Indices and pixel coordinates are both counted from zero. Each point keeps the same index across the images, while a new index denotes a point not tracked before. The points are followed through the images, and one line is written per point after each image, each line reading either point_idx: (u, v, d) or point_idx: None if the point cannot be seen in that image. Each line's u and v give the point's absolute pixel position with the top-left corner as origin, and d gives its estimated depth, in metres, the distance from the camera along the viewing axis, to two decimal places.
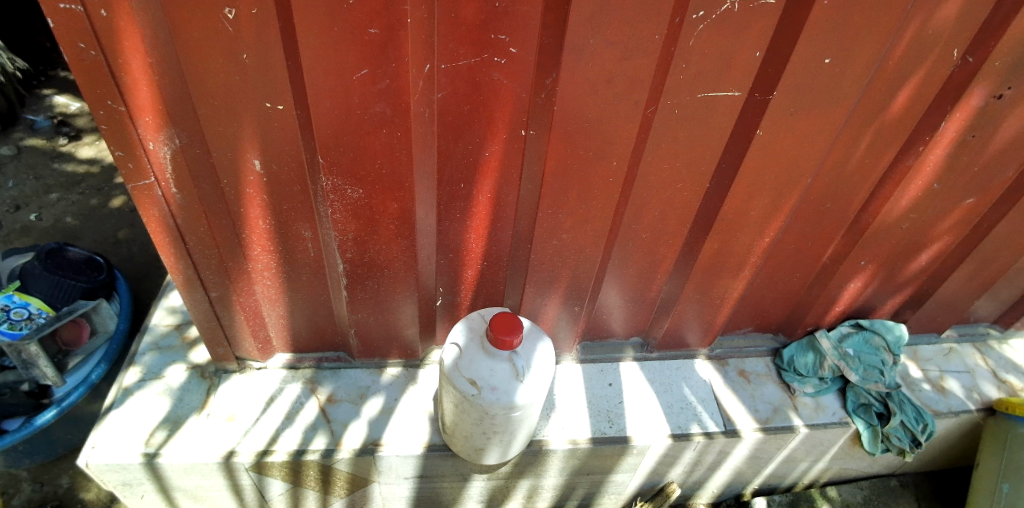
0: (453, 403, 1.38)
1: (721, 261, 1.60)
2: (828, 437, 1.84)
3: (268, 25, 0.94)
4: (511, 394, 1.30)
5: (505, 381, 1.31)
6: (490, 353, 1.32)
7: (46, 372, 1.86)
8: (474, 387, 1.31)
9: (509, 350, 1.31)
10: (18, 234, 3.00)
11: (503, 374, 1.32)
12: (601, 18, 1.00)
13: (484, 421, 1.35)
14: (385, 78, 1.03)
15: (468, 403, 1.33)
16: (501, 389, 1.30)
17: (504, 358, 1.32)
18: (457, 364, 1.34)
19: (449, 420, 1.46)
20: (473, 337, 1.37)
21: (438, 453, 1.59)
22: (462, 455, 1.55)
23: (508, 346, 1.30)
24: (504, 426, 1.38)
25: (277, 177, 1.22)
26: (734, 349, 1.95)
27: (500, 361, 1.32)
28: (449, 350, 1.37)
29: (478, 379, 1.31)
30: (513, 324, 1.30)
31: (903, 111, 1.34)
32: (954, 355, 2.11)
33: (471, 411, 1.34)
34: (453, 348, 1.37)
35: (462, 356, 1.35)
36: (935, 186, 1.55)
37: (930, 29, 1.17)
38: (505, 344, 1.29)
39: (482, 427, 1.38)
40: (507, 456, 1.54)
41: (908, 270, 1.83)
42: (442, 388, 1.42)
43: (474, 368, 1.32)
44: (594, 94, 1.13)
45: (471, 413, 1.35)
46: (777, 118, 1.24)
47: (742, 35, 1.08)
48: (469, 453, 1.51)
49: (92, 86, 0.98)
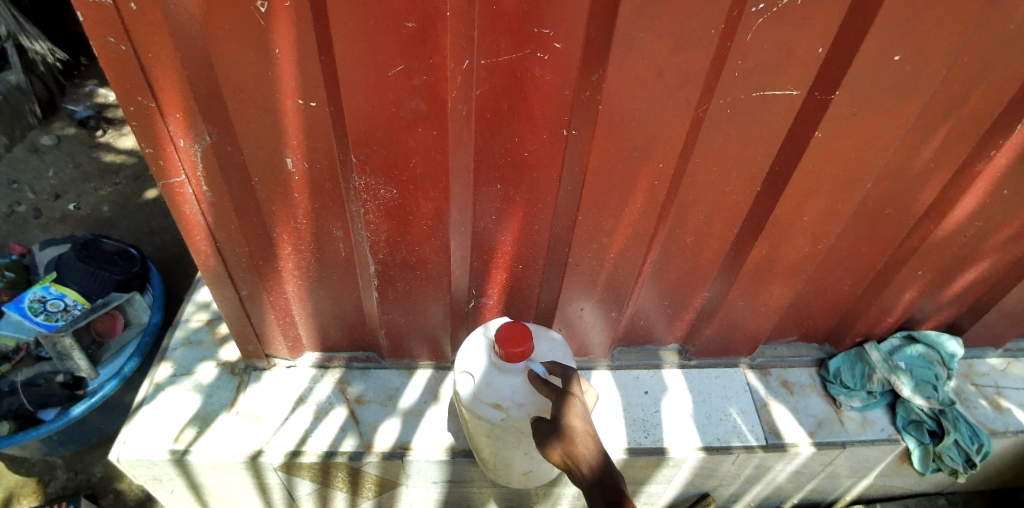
0: (485, 434, 1.34)
1: (768, 268, 1.52)
2: (875, 453, 1.75)
3: (301, 17, 0.90)
4: (539, 403, 1.24)
5: (529, 393, 1.24)
6: (504, 370, 1.25)
7: (80, 365, 1.88)
8: (500, 410, 1.25)
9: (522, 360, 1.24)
10: (57, 223, 3.05)
11: (520, 388, 1.25)
12: (652, 10, 0.92)
13: (520, 438, 1.31)
14: (421, 74, 0.98)
15: (499, 427, 1.28)
16: (527, 404, 1.24)
17: (519, 369, 1.24)
18: (475, 391, 1.28)
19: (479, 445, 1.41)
20: (485, 362, 1.31)
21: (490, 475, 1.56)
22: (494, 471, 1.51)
23: (521, 357, 1.22)
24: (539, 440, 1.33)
25: (310, 174, 1.17)
26: (777, 359, 1.86)
27: (515, 375, 1.25)
28: (461, 383, 1.32)
29: (501, 401, 1.25)
30: (518, 333, 1.22)
31: (976, 112, 1.22)
32: (1012, 371, 1.98)
33: (501, 430, 1.29)
34: (467, 376, 1.31)
35: (478, 385, 1.29)
36: (1004, 192, 1.44)
37: (1015, 23, 1.05)
38: (518, 357, 1.22)
39: (514, 442, 1.33)
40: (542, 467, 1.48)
41: (967, 279, 1.72)
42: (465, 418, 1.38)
43: (493, 391, 1.26)
44: (640, 93, 1.06)
45: (506, 436, 1.31)
46: (838, 118, 1.15)
47: (805, 28, 0.99)
48: (503, 469, 1.47)
49: (123, 81, 0.96)
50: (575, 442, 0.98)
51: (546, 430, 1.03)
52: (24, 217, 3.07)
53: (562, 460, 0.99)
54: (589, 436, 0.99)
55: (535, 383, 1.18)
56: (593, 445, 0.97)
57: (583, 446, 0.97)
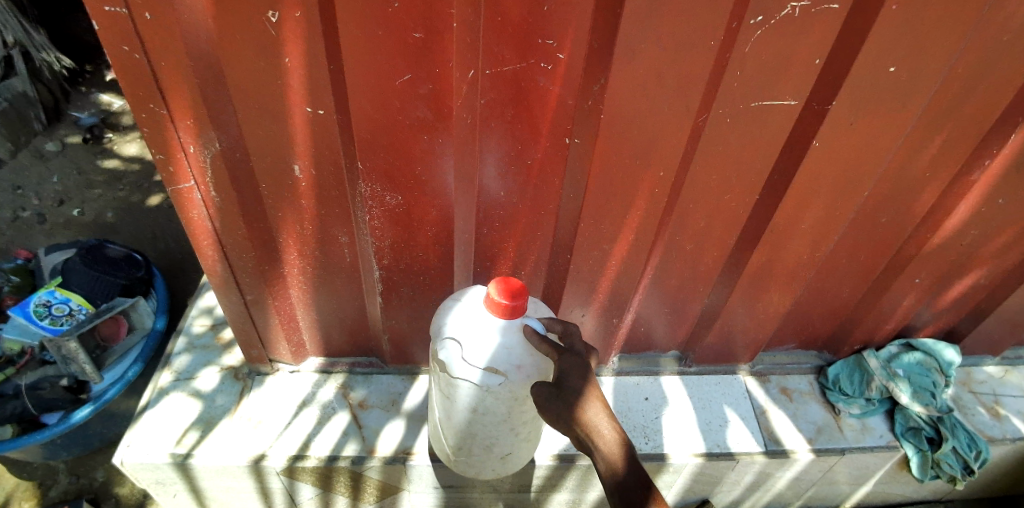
0: (471, 407, 1.25)
1: (768, 275, 1.54)
2: (873, 461, 1.76)
3: (311, 27, 0.92)
4: (537, 364, 1.21)
5: (527, 355, 1.20)
6: (498, 330, 1.20)
7: (85, 368, 1.89)
8: (498, 374, 1.19)
9: (518, 315, 1.20)
10: (61, 229, 3.07)
11: (517, 347, 1.20)
12: (654, 22, 0.95)
13: (513, 408, 1.25)
14: (427, 83, 1.01)
15: (493, 394, 1.21)
16: (527, 365, 1.20)
17: (515, 326, 1.20)
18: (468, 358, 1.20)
19: (457, 421, 1.31)
20: (471, 323, 1.22)
21: (462, 465, 1.44)
22: (472, 456, 1.41)
23: (518, 312, 1.19)
24: (530, 410, 1.29)
25: (316, 180, 1.19)
26: (777, 366, 1.88)
27: (510, 332, 1.20)
28: (448, 349, 1.22)
29: (498, 364, 1.19)
30: (515, 285, 1.18)
31: (970, 123, 1.25)
32: (1010, 379, 2.00)
33: (499, 398, 1.22)
34: (456, 345, 1.22)
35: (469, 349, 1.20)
36: (999, 201, 1.46)
37: (1005, 36, 1.08)
38: (516, 311, 1.19)
39: (508, 413, 1.27)
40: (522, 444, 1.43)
41: (964, 286, 1.74)
42: (447, 392, 1.27)
43: (490, 355, 1.19)
44: (642, 102, 1.08)
45: (496, 406, 1.24)
46: (836, 127, 1.18)
47: (802, 40, 1.02)
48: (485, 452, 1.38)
49: (136, 88, 0.98)
50: (589, 412, 1.03)
51: (549, 393, 1.06)
52: (28, 222, 3.08)
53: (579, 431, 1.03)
54: (602, 405, 1.04)
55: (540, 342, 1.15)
56: (605, 413, 1.03)
57: (604, 431, 1.01)
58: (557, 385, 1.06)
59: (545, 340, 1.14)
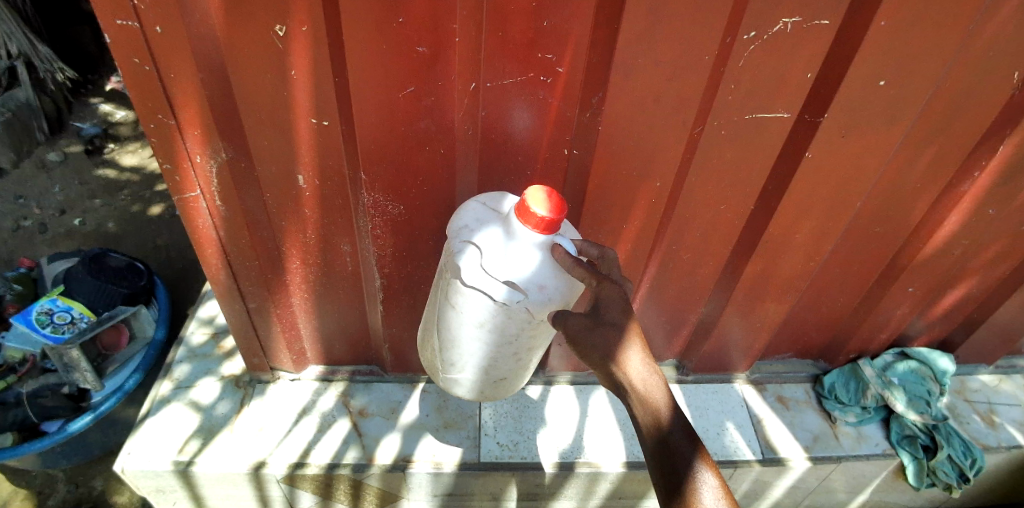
0: (475, 322, 1.05)
1: (764, 284, 1.56)
2: (869, 469, 1.78)
3: (318, 41, 0.95)
4: (562, 289, 1.03)
5: (554, 275, 1.00)
6: (527, 245, 0.97)
7: (86, 376, 1.92)
8: (518, 292, 0.99)
9: (552, 232, 0.98)
10: (63, 238, 3.08)
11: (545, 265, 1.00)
12: (650, 36, 0.98)
13: (522, 330, 1.08)
14: (431, 95, 1.04)
15: (508, 312, 1.02)
16: (549, 287, 1.00)
17: (548, 244, 0.99)
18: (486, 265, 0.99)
19: (455, 335, 1.12)
20: (497, 230, 1.02)
21: (449, 380, 1.27)
22: (465, 384, 1.26)
23: (553, 228, 0.97)
24: (537, 336, 1.13)
25: (320, 190, 1.22)
26: (773, 374, 1.90)
27: (539, 250, 0.98)
28: (465, 252, 1.02)
29: (522, 280, 0.98)
30: (556, 200, 0.96)
31: (960, 135, 1.28)
32: (1004, 388, 2.02)
33: (511, 317, 1.03)
34: (473, 248, 1.02)
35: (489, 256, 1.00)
36: (989, 211, 1.49)
37: (992, 51, 1.12)
38: (551, 226, 0.96)
39: (516, 335, 1.09)
40: (515, 378, 1.28)
41: (957, 295, 1.76)
42: (451, 300, 1.07)
43: (512, 267, 0.98)
44: (640, 114, 1.11)
45: (506, 326, 1.06)
46: (828, 139, 1.21)
47: (795, 55, 1.05)
48: (479, 379, 1.23)
49: (147, 100, 1.01)
50: (629, 361, 0.91)
51: (584, 327, 0.93)
52: (30, 231, 3.10)
53: (618, 376, 0.92)
54: (642, 350, 0.92)
55: (577, 266, 0.96)
56: (646, 361, 0.92)
57: (648, 376, 0.91)
58: (595, 318, 0.93)
59: (580, 264, 0.96)
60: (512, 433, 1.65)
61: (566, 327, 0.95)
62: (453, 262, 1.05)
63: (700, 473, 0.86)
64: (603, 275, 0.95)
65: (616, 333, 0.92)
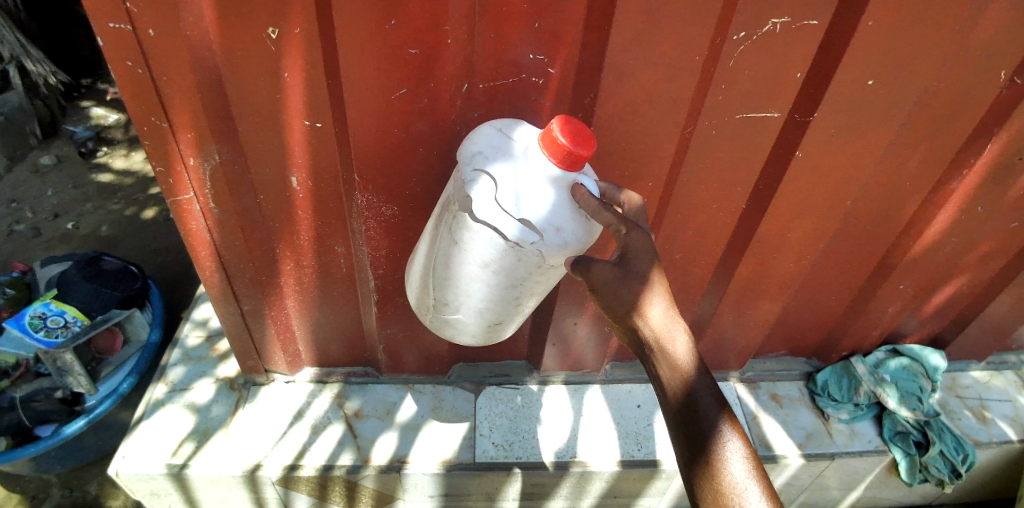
0: (480, 262, 0.92)
1: (757, 283, 1.57)
2: (862, 465, 1.79)
3: (311, 43, 0.95)
4: (578, 235, 0.95)
5: (572, 218, 0.93)
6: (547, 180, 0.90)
7: (81, 380, 1.90)
8: (534, 232, 0.89)
9: (574, 170, 0.91)
10: (57, 242, 3.07)
11: (563, 207, 0.92)
12: (641, 38, 0.98)
13: (530, 276, 0.96)
14: (424, 97, 1.04)
15: (519, 254, 0.91)
16: (566, 230, 0.92)
17: (568, 182, 0.92)
18: (501, 198, 0.88)
19: (454, 275, 0.97)
20: (512, 163, 0.93)
21: (439, 326, 1.13)
22: (455, 333, 1.11)
23: (577, 163, 0.90)
24: (542, 284, 1.02)
25: (314, 192, 1.22)
26: (766, 372, 1.91)
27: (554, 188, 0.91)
28: (477, 181, 0.90)
29: (540, 219, 0.89)
30: (585, 134, 0.89)
31: (948, 133, 1.29)
32: (995, 384, 2.04)
33: (522, 260, 0.92)
34: (486, 179, 0.90)
35: (505, 189, 0.89)
36: (979, 209, 1.51)
37: (979, 50, 1.13)
38: (575, 161, 0.89)
39: (523, 281, 0.97)
40: (507, 332, 1.15)
41: (948, 293, 1.78)
42: (454, 235, 0.94)
43: (530, 204, 0.89)
44: (632, 115, 1.12)
45: (514, 271, 0.94)
46: (818, 139, 1.22)
47: (784, 55, 1.06)
48: (471, 330, 1.08)
49: (140, 104, 1.01)
50: (650, 312, 0.82)
51: (613, 275, 0.83)
52: (24, 235, 3.09)
53: (644, 332, 0.83)
54: (664, 301, 0.83)
55: (602, 208, 0.89)
56: (670, 313, 0.83)
57: (676, 338, 0.82)
58: (622, 269, 0.84)
59: (605, 208, 0.88)
60: (507, 433, 1.65)
61: (591, 275, 0.85)
62: (461, 192, 0.92)
63: (728, 444, 0.81)
64: (631, 223, 0.87)
65: (643, 287, 0.83)
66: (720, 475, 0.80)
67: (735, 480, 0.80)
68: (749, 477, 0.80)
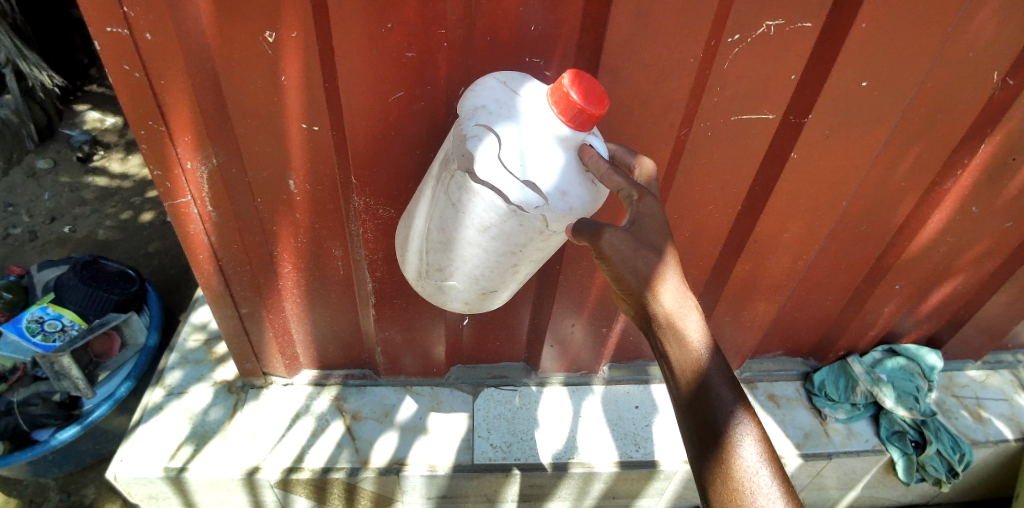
0: (479, 226, 0.89)
1: (753, 283, 1.58)
2: (859, 465, 1.80)
3: (309, 46, 0.96)
4: (582, 200, 0.92)
5: (579, 182, 0.90)
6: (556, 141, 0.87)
7: (78, 383, 1.89)
8: (539, 195, 0.86)
9: (584, 128, 0.88)
10: (54, 246, 3.07)
11: (569, 169, 0.89)
12: (637, 40, 0.99)
13: (529, 242, 0.94)
14: (420, 99, 1.05)
15: (521, 218, 0.88)
16: (571, 194, 0.89)
17: (575, 142, 0.89)
18: (506, 158, 0.85)
19: (452, 238, 0.94)
20: (519, 117, 0.88)
21: (433, 290, 1.10)
22: (449, 298, 1.09)
23: (588, 122, 0.87)
24: (541, 252, 1.00)
25: (312, 195, 1.22)
26: (764, 373, 1.92)
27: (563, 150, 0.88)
28: (480, 138, 0.86)
29: (545, 183, 0.86)
30: (597, 92, 0.86)
31: (941, 135, 1.30)
32: (991, 383, 2.04)
33: (523, 225, 0.89)
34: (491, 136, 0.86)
35: (509, 148, 0.85)
36: (973, 209, 1.52)
37: (971, 51, 1.14)
38: (587, 120, 0.87)
39: (522, 247, 0.94)
40: (503, 298, 1.13)
41: (944, 292, 1.78)
42: (452, 197, 0.90)
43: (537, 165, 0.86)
44: (627, 117, 1.12)
45: (514, 236, 0.91)
46: (813, 140, 1.23)
47: (778, 58, 1.07)
48: (466, 295, 1.06)
49: (138, 108, 1.01)
50: (665, 284, 0.78)
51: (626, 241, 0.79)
52: (20, 239, 3.09)
53: (654, 309, 0.78)
54: (678, 280, 0.79)
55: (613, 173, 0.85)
56: (682, 290, 0.79)
57: (689, 315, 0.77)
58: (634, 237, 0.79)
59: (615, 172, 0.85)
60: (506, 434, 1.65)
61: (601, 242, 0.81)
62: (462, 150, 0.88)
63: (739, 425, 0.73)
64: (644, 190, 0.83)
65: (657, 258, 0.79)
66: (731, 466, 0.71)
67: (745, 466, 0.71)
68: (761, 462, 0.71)
